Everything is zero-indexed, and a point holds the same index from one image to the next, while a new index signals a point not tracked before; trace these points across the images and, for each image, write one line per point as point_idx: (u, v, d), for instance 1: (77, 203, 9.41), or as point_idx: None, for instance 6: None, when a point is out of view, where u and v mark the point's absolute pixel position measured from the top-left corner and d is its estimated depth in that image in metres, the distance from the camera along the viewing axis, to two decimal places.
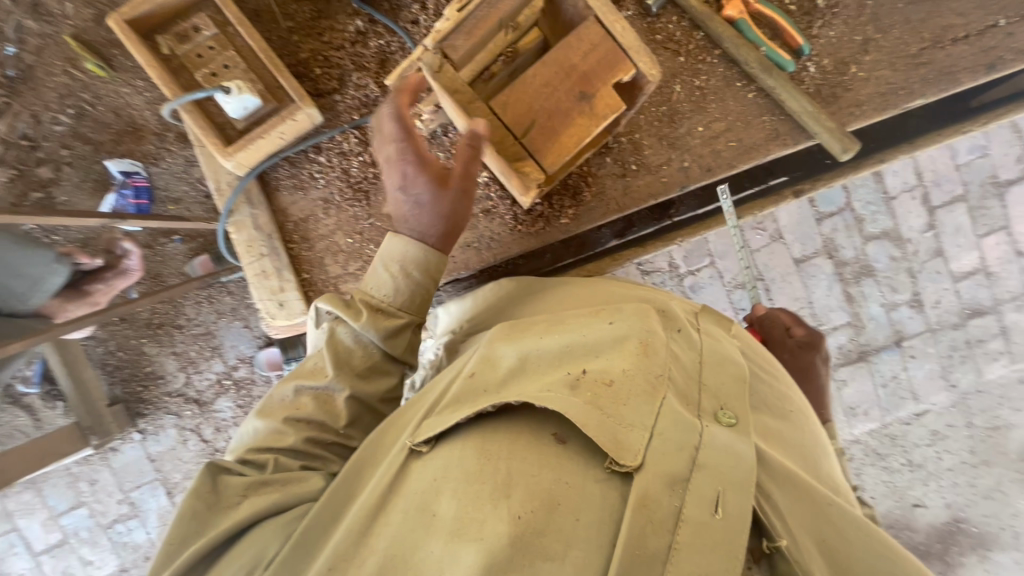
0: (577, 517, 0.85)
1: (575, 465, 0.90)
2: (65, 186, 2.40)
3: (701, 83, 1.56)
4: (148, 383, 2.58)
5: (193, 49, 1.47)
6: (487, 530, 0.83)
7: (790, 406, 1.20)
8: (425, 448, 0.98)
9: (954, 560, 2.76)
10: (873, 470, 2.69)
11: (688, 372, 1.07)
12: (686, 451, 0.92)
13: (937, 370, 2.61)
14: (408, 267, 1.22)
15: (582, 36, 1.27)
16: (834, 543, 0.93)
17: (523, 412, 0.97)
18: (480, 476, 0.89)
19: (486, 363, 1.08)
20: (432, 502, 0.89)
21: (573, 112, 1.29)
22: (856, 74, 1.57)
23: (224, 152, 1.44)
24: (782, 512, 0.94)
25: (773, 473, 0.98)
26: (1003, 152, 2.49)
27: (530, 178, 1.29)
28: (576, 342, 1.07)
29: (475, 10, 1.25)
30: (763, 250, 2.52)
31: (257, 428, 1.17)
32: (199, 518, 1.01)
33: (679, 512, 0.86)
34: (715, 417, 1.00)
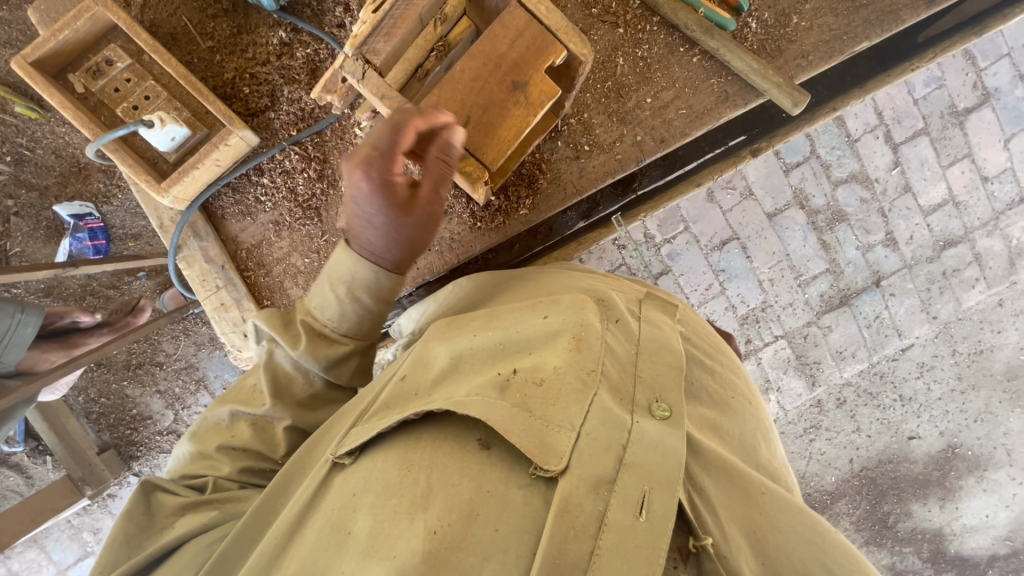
0: (496, 528, 0.77)
1: (499, 473, 0.82)
2: (17, 237, 2.31)
3: (643, 53, 1.53)
4: (137, 425, 2.52)
5: (108, 84, 1.41)
6: (398, 549, 0.74)
7: (733, 393, 1.12)
8: (348, 459, 0.90)
9: (953, 484, 2.84)
10: (867, 409, 2.73)
11: (629, 361, 0.99)
12: (614, 450, 0.83)
13: (917, 304, 2.64)
14: (356, 292, 1.12)
15: (507, 23, 1.24)
16: (765, 532, 0.86)
17: (446, 421, 0.89)
18: (397, 489, 0.81)
19: (419, 365, 1.01)
20: (348, 520, 0.81)
21: (508, 104, 1.26)
22: (799, 24, 1.55)
23: (158, 188, 1.38)
24: (716, 506, 0.86)
25: (707, 463, 0.90)
26: (959, 81, 2.50)
27: (473, 177, 1.27)
28: (511, 338, 1.00)
29: (390, 9, 1.16)
30: (735, 209, 2.50)
31: (192, 451, 1.15)
32: (133, 541, 1.02)
33: (604, 514, 0.77)
34: (648, 410, 0.91)
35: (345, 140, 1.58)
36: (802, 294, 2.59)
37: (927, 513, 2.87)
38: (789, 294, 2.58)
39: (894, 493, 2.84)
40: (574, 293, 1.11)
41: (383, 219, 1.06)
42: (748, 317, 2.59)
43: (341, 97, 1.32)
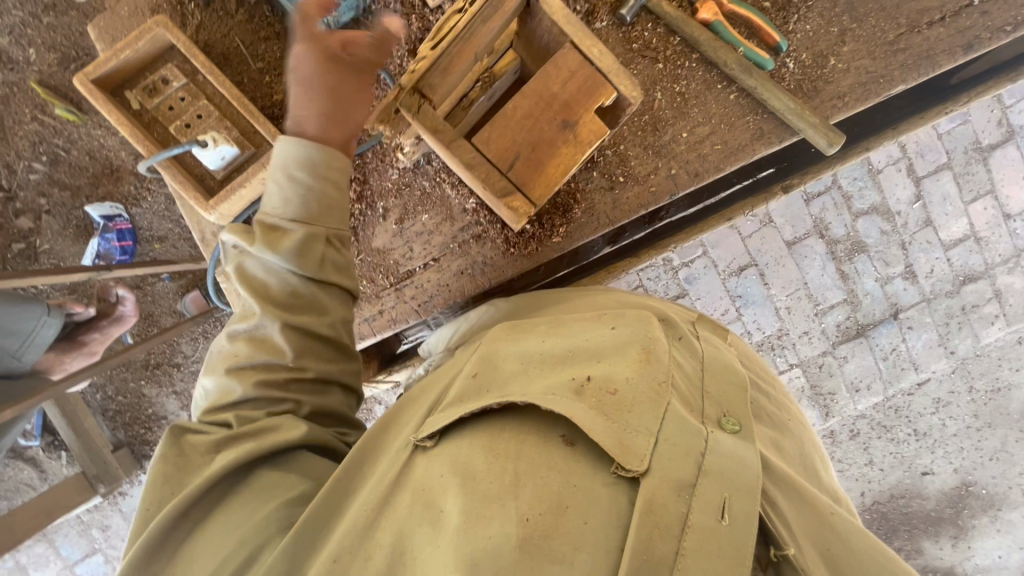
0: (584, 521, 0.76)
1: (584, 468, 0.81)
2: (48, 234, 2.36)
3: (682, 88, 1.55)
4: (151, 424, 2.55)
5: (163, 101, 1.45)
6: (492, 531, 0.75)
7: (788, 417, 1.14)
8: (430, 443, 0.90)
9: (966, 523, 2.79)
10: (880, 442, 2.71)
11: (695, 374, 1.01)
12: (694, 456, 0.83)
13: (935, 339, 2.62)
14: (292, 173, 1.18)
15: (560, 63, 1.26)
16: (838, 552, 0.84)
17: (528, 413, 0.89)
18: (487, 474, 0.81)
19: (491, 362, 1.02)
20: (438, 498, 0.81)
21: (557, 141, 1.27)
22: (836, 66, 1.56)
23: (205, 205, 1.40)
24: (790, 520, 0.85)
25: (781, 481, 0.90)
26: (984, 118, 2.49)
27: (521, 212, 1.24)
28: (580, 345, 1.03)
29: (449, 45, 1.20)
30: (754, 236, 2.51)
31: (218, 398, 1.12)
32: (171, 483, 1.01)
33: (688, 516, 0.76)
34: (719, 423, 0.92)
35: (384, 162, 1.61)
36: (819, 323, 2.58)
37: (938, 551, 2.84)
38: (804, 323, 2.57)
39: (905, 529, 2.81)
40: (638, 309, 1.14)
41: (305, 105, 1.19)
42: (762, 344, 2.59)
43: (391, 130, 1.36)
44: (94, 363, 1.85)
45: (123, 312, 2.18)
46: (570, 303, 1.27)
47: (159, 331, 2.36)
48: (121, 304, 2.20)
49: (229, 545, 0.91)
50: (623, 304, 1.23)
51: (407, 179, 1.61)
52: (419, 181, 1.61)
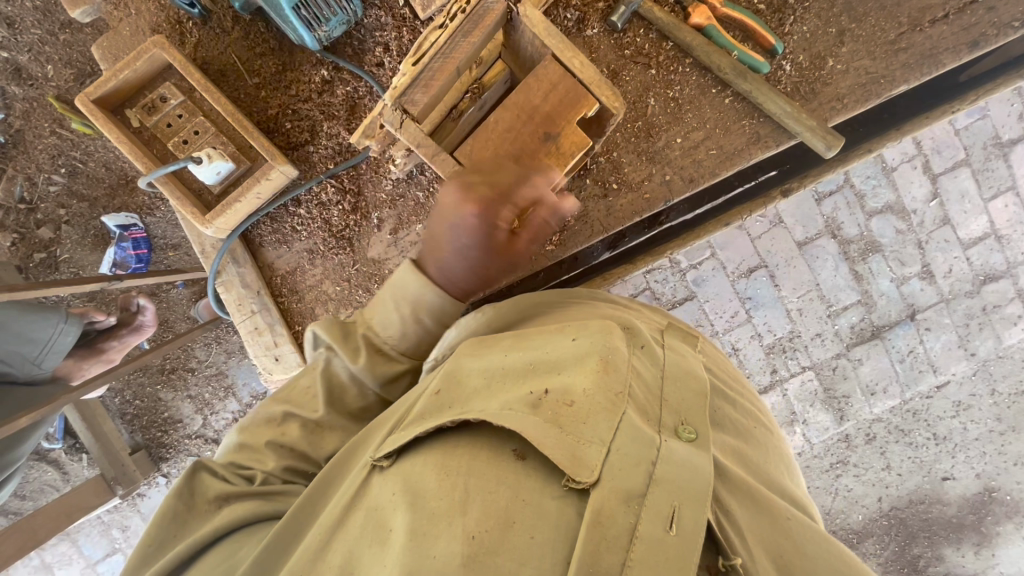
0: (531, 536, 0.76)
1: (534, 481, 0.81)
2: (67, 244, 2.44)
3: (675, 93, 1.54)
4: (168, 428, 2.62)
5: (162, 119, 1.50)
6: (437, 547, 0.74)
7: (755, 423, 1.14)
8: (386, 462, 0.92)
9: (989, 530, 2.70)
10: (898, 447, 2.64)
11: (655, 384, 1.01)
12: (644, 466, 0.83)
13: (955, 340, 2.55)
14: (420, 313, 1.25)
15: (540, 76, 1.26)
16: (791, 557, 0.85)
17: (480, 428, 0.90)
18: (436, 492, 0.81)
19: (452, 379, 1.03)
20: (388, 517, 0.82)
21: (541, 152, 1.26)
22: (834, 67, 1.53)
23: (203, 220, 1.45)
24: (743, 528, 0.85)
25: (735, 486, 0.91)
26: (1005, 112, 2.41)
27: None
28: (541, 358, 1.02)
29: (431, 61, 1.19)
30: (764, 236, 2.47)
31: (240, 442, 1.17)
32: (178, 521, 1.02)
33: (636, 528, 0.76)
34: (675, 432, 0.93)
35: (378, 173, 1.62)
36: (832, 324, 2.53)
37: (960, 558, 2.75)
38: (817, 325, 2.52)
39: (926, 536, 2.73)
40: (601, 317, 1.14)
41: (474, 255, 1.19)
42: (774, 346, 2.54)
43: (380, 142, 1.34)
44: (113, 368, 1.90)
45: (142, 321, 2.24)
46: (542, 312, 1.27)
47: (174, 336, 2.43)
48: (142, 313, 2.25)
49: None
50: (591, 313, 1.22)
51: (400, 189, 1.62)
52: (412, 191, 1.62)
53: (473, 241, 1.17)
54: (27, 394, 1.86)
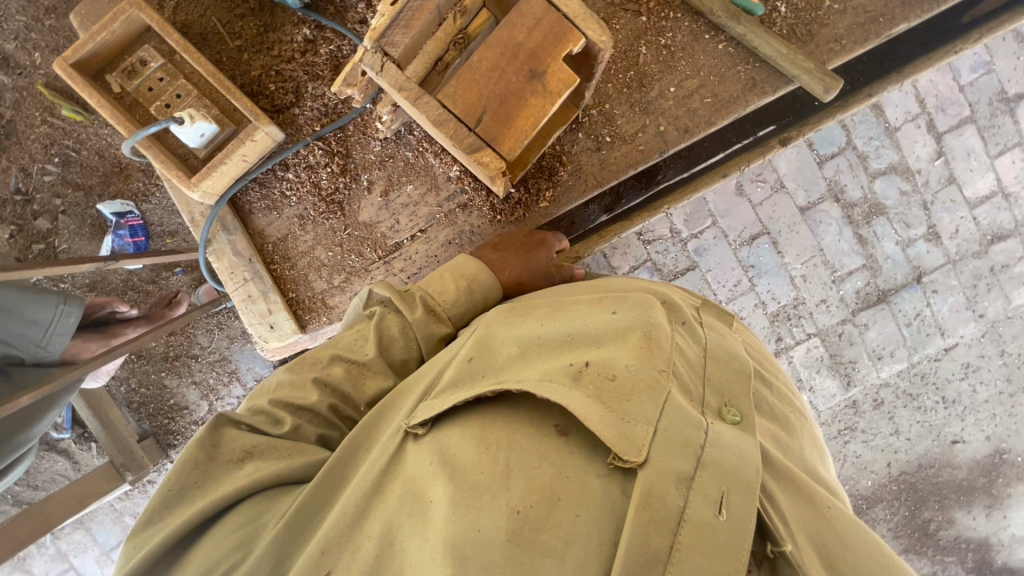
0: (576, 514, 0.75)
1: (578, 459, 0.80)
2: (65, 235, 2.39)
3: (667, 41, 1.51)
4: (174, 415, 2.61)
5: (143, 83, 1.48)
6: (482, 523, 0.74)
7: (792, 408, 1.10)
8: (420, 431, 0.88)
9: (1000, 492, 2.69)
10: (906, 411, 2.61)
11: (698, 362, 0.98)
12: (692, 449, 0.80)
13: (963, 302, 2.51)
14: (474, 288, 1.30)
15: (525, 12, 1.19)
16: (833, 547, 0.82)
17: (521, 403, 0.87)
18: (476, 467, 0.80)
19: (485, 347, 1.00)
20: (427, 490, 0.80)
21: (526, 92, 1.21)
22: (831, 7, 1.49)
23: (189, 183, 1.43)
24: (786, 513, 0.83)
25: (778, 473, 0.87)
26: (1010, 66, 2.35)
27: (491, 168, 1.20)
28: (578, 330, 1.00)
29: (409, 0, 1.13)
30: (765, 203, 2.42)
31: (281, 380, 1.11)
32: (199, 472, 0.95)
33: (684, 510, 0.75)
34: (719, 413, 0.90)
35: (367, 134, 1.60)
36: (837, 290, 2.49)
37: (971, 521, 2.74)
38: (822, 291, 2.49)
39: (936, 500, 2.71)
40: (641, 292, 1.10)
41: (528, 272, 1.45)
42: (779, 314, 2.51)
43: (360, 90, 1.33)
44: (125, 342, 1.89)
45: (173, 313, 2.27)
46: (575, 286, 1.24)
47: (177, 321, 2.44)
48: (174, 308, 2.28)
49: (224, 544, 0.85)
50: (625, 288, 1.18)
51: (389, 150, 1.61)
52: (402, 151, 1.61)
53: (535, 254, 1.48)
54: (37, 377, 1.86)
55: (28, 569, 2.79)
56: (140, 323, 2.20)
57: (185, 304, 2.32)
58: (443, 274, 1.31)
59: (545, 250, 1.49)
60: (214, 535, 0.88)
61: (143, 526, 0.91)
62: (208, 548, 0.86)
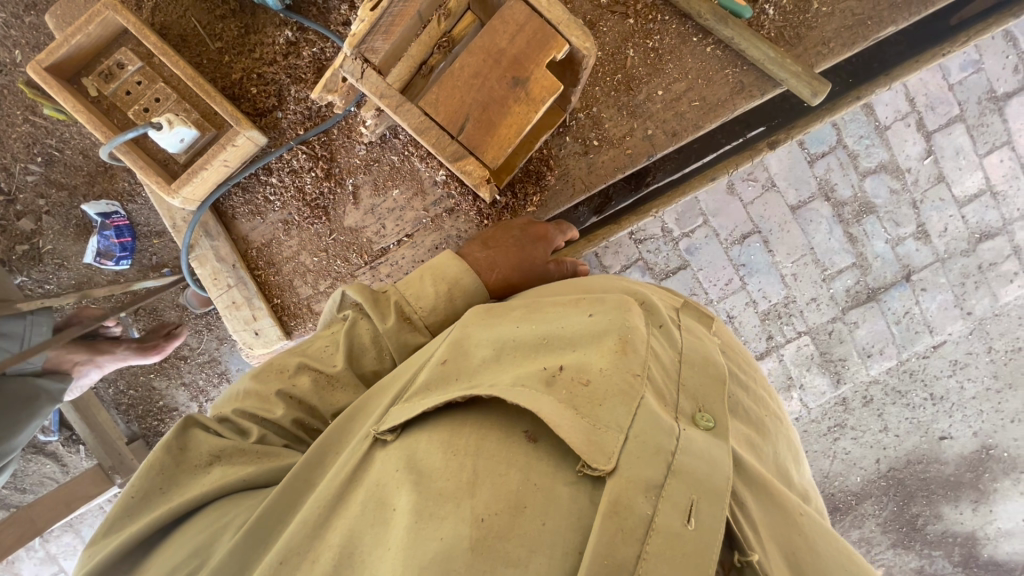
0: (543, 522, 0.74)
1: (547, 467, 0.79)
2: (49, 235, 2.36)
3: (655, 44, 1.50)
4: (164, 416, 2.59)
5: (120, 87, 1.45)
6: (445, 531, 0.72)
7: (769, 409, 1.09)
8: (390, 436, 0.86)
9: (987, 487, 2.72)
10: (895, 408, 2.64)
11: (673, 367, 0.97)
12: (663, 456, 0.81)
13: (951, 300, 2.52)
14: (455, 293, 1.25)
15: (507, 17, 1.18)
16: (803, 555, 0.82)
17: (493, 408, 0.86)
18: (443, 473, 0.78)
19: (460, 349, 0.98)
20: (392, 496, 0.78)
21: (508, 100, 1.21)
22: (819, 10, 1.48)
23: (169, 189, 1.42)
24: (757, 521, 0.83)
25: (752, 479, 0.87)
26: (999, 65, 2.35)
27: (475, 176, 1.21)
28: (554, 332, 0.98)
29: (389, 6, 1.09)
30: (756, 202, 2.42)
31: (247, 389, 1.09)
32: (166, 475, 0.96)
33: (652, 520, 0.75)
34: (692, 419, 0.90)
35: (351, 138, 1.59)
36: (827, 289, 2.50)
37: (959, 516, 2.77)
38: (812, 289, 2.49)
39: (924, 495, 2.75)
40: (619, 292, 1.08)
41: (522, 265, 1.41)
42: (769, 312, 2.51)
43: (342, 97, 1.32)
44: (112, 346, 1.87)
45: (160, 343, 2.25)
46: (555, 285, 1.22)
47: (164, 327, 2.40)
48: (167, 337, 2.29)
49: (187, 549, 0.85)
50: (604, 288, 1.16)
51: (375, 153, 1.59)
52: (387, 155, 1.59)
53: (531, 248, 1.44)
54: (31, 386, 1.96)
55: (17, 571, 2.77)
56: (130, 346, 2.23)
57: (180, 335, 2.32)
58: (423, 276, 1.26)
59: (541, 245, 1.46)
60: (178, 540, 0.88)
61: (107, 531, 0.91)
62: (171, 553, 0.86)
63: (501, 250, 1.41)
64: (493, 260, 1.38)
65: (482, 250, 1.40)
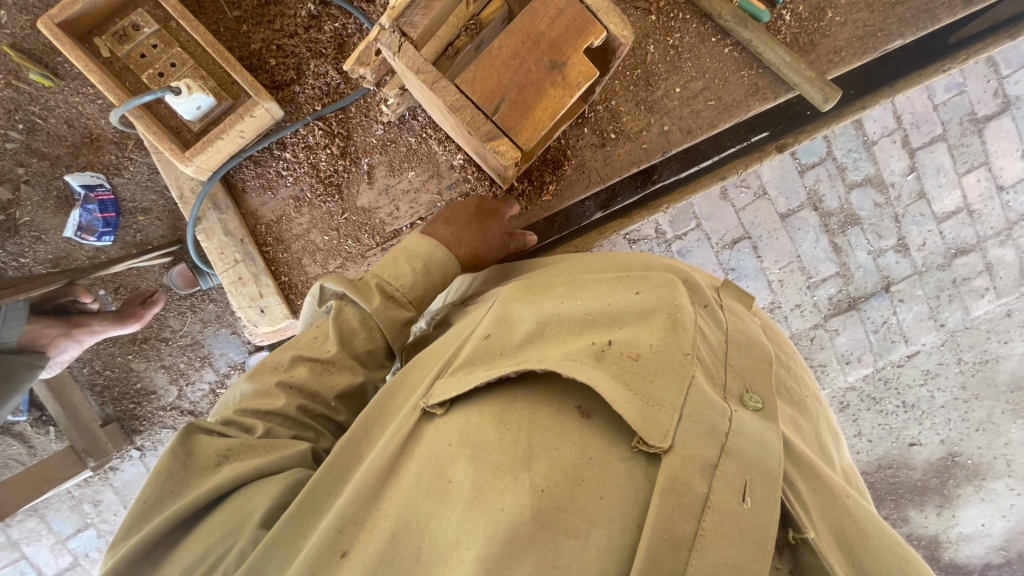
0: (600, 496, 0.76)
1: (601, 441, 0.81)
2: (27, 206, 2.24)
3: (675, 41, 1.53)
4: (141, 400, 2.48)
5: (135, 49, 1.41)
6: (506, 502, 0.74)
7: (807, 393, 1.14)
8: (439, 410, 0.88)
9: (951, 492, 2.83)
10: (869, 414, 2.73)
11: (720, 349, 1.00)
12: (716, 436, 0.82)
13: (926, 312, 2.60)
14: (430, 268, 1.26)
15: (548, 0, 1.16)
16: (851, 535, 0.85)
17: (540, 382, 0.87)
18: (497, 447, 0.80)
19: (503, 325, 1.00)
20: (447, 468, 0.79)
21: (545, 83, 1.18)
22: (833, 19, 1.53)
23: (182, 157, 1.38)
24: (807, 501, 0.86)
25: (800, 461, 0.90)
26: (980, 88, 2.42)
27: (507, 157, 1.16)
28: (600, 308, 1.00)
29: None
30: (747, 208, 2.47)
31: (244, 392, 1.07)
32: (174, 481, 0.92)
33: (708, 497, 0.76)
34: (741, 400, 0.93)
35: (369, 117, 1.57)
36: (811, 296, 2.56)
37: (923, 519, 2.89)
38: (797, 296, 2.56)
39: (892, 498, 2.86)
40: (663, 273, 1.11)
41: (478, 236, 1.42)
42: None
43: (373, 71, 1.28)
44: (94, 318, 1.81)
45: (140, 312, 2.16)
46: (596, 267, 1.26)
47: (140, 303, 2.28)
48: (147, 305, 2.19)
49: (218, 533, 0.85)
50: (648, 265, 1.26)
51: (392, 134, 1.58)
52: (404, 137, 1.58)
53: (486, 222, 1.46)
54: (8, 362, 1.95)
55: None
56: (106, 317, 2.13)
57: (160, 302, 2.22)
58: (397, 258, 1.26)
59: (496, 219, 1.48)
60: (198, 540, 0.85)
61: (128, 530, 0.89)
62: (193, 554, 0.84)
63: (460, 226, 1.42)
64: (452, 235, 1.38)
65: (444, 228, 1.40)
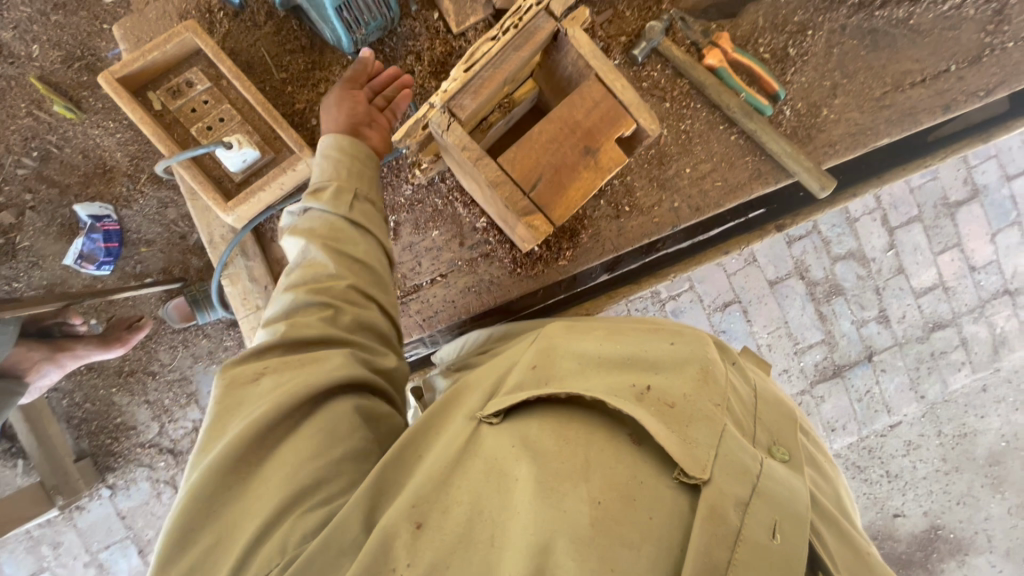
0: (649, 515, 0.78)
1: (647, 464, 0.83)
2: (29, 231, 2.23)
3: (686, 126, 1.65)
4: (119, 435, 2.39)
5: (186, 104, 1.49)
6: (568, 504, 0.76)
7: (821, 458, 1.19)
8: (494, 420, 0.93)
9: (935, 567, 2.82)
10: (854, 483, 2.75)
11: (750, 403, 1.03)
12: (749, 477, 0.83)
13: (907, 382, 2.68)
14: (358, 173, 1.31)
15: (585, 93, 1.26)
16: None
17: (592, 408, 0.90)
18: (557, 455, 0.83)
19: (548, 358, 1.04)
20: (509, 466, 0.84)
21: (579, 165, 1.27)
22: (827, 116, 1.68)
23: (224, 207, 1.43)
24: (832, 551, 0.87)
25: (824, 514, 0.94)
26: (952, 176, 2.62)
27: (541, 231, 1.23)
28: (640, 353, 1.04)
29: (480, 70, 1.19)
30: (738, 274, 2.58)
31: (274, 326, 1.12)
32: (227, 403, 0.97)
33: (740, 531, 0.77)
34: (768, 450, 0.96)
35: (399, 178, 1.65)
36: (798, 361, 2.64)
37: None
38: (785, 360, 2.63)
39: None
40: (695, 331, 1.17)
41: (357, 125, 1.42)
42: None
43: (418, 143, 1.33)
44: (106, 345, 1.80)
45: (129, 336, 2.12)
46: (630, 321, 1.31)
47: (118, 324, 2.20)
48: (134, 330, 2.16)
49: (305, 448, 0.91)
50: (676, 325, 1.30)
51: (420, 195, 1.65)
52: (431, 198, 1.65)
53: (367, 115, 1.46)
54: None
55: None
56: (90, 340, 2.10)
57: (145, 328, 2.19)
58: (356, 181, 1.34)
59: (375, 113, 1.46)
60: (283, 448, 0.91)
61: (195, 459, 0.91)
62: (281, 466, 0.89)
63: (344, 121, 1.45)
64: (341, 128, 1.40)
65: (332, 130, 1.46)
